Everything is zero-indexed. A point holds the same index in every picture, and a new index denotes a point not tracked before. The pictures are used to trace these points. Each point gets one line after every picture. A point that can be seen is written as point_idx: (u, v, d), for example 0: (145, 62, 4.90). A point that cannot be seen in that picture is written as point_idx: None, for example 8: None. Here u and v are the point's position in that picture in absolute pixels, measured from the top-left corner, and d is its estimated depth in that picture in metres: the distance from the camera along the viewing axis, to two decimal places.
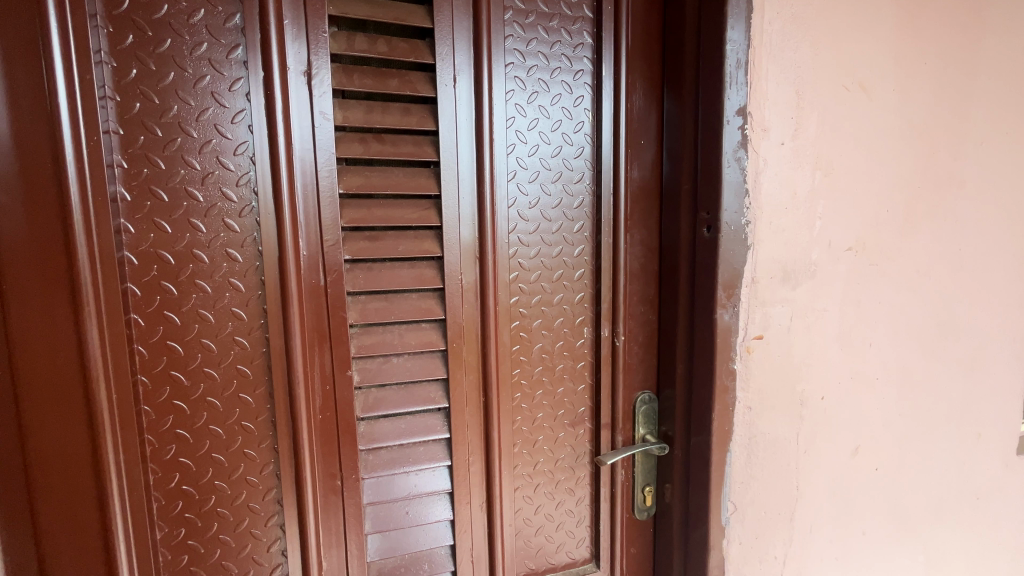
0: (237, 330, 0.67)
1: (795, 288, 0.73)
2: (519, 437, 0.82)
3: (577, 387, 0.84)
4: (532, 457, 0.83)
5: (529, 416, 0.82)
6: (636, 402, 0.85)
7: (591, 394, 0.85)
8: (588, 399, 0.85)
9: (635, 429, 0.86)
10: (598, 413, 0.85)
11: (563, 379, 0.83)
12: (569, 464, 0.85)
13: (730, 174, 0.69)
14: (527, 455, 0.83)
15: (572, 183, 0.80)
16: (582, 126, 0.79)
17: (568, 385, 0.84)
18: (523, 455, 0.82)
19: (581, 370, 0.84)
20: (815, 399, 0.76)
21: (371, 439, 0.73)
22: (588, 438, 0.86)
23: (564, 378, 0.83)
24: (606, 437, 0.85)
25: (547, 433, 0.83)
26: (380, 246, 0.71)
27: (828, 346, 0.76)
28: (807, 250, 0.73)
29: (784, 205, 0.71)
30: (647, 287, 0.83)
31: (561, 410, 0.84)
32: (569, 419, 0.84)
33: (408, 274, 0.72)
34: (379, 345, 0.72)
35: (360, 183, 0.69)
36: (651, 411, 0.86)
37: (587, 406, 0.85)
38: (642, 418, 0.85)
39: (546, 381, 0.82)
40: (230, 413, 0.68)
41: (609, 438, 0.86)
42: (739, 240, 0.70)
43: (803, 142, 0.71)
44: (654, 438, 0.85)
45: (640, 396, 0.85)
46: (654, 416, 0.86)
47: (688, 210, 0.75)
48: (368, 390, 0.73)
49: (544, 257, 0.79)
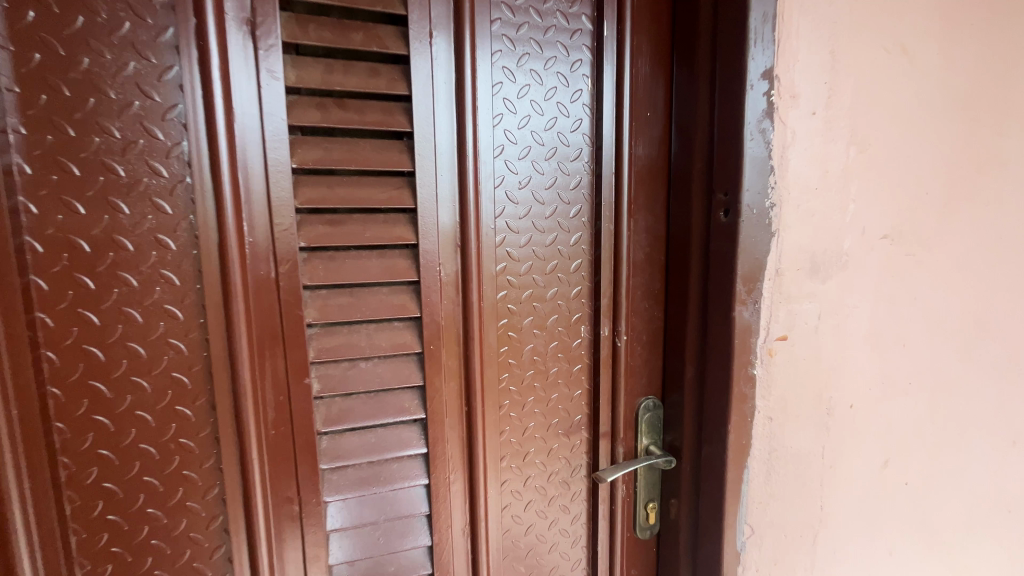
0: (170, 331, 0.56)
1: (824, 282, 0.64)
2: (508, 450, 0.72)
3: (573, 392, 0.75)
4: (521, 472, 0.73)
5: (519, 426, 0.72)
6: (638, 409, 0.76)
7: (588, 399, 0.76)
8: (585, 405, 0.76)
9: (638, 439, 0.76)
10: (596, 422, 0.75)
11: (557, 384, 0.74)
12: (563, 478, 0.76)
13: (752, 149, 0.59)
14: (516, 470, 0.73)
15: (568, 162, 0.70)
16: (580, 95, 0.69)
17: (562, 390, 0.74)
18: (512, 471, 0.73)
19: (578, 373, 0.74)
20: (843, 407, 0.67)
21: (334, 458, 0.63)
22: (585, 449, 0.77)
23: (558, 382, 0.74)
24: (605, 448, 0.76)
25: (539, 445, 0.74)
26: (344, 231, 0.60)
27: (859, 347, 0.67)
28: (838, 239, 0.63)
29: (813, 186, 0.62)
30: (653, 281, 0.73)
31: (555, 419, 0.74)
32: (564, 429, 0.75)
33: (377, 265, 0.62)
34: (343, 348, 0.61)
35: (319, 157, 0.58)
36: (655, 419, 0.76)
37: (584, 413, 0.76)
38: (645, 427, 0.76)
39: (538, 386, 0.73)
40: (164, 430, 0.58)
41: (609, 449, 0.76)
42: (761, 226, 0.60)
43: (836, 113, 0.61)
44: (660, 449, 0.76)
45: (643, 403, 0.76)
46: (658, 424, 0.76)
47: (700, 192, 0.66)
48: (330, 400, 0.63)
49: (536, 246, 0.69)
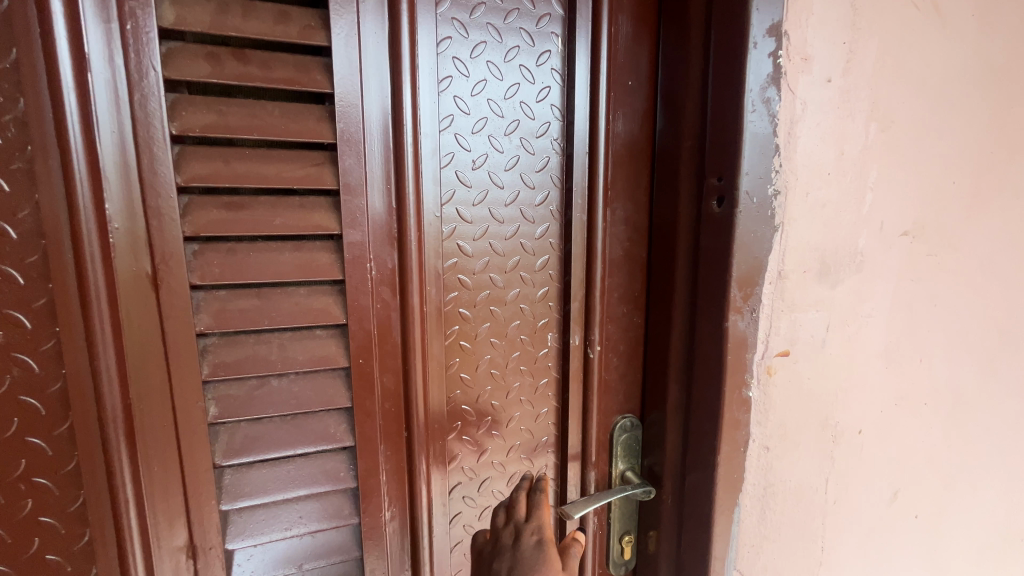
0: (13, 344, 0.43)
1: (834, 287, 0.53)
2: (459, 480, 0.61)
3: (538, 410, 0.64)
4: (475, 503, 0.63)
5: (472, 450, 0.61)
6: (613, 430, 0.65)
7: (555, 419, 0.65)
8: (552, 425, 0.65)
9: (612, 463, 0.66)
10: (564, 445, 0.65)
11: (518, 402, 0.63)
12: None
13: (753, 124, 0.48)
14: (469, 502, 0.62)
15: (533, 138, 0.58)
16: (548, 58, 0.57)
17: (525, 409, 0.63)
18: (465, 503, 0.62)
19: (544, 389, 0.64)
20: (850, 434, 0.58)
21: (238, 497, 0.51)
22: (552, 475, 0.66)
23: (520, 400, 0.63)
24: (575, 474, 0.65)
25: (497, 472, 0.63)
26: (245, 217, 0.48)
27: (870, 364, 0.57)
28: (853, 236, 0.53)
29: (826, 171, 0.51)
30: (632, 281, 0.62)
31: (517, 441, 0.64)
32: (527, 452, 0.64)
33: (290, 260, 0.50)
34: (248, 363, 0.49)
35: (211, 122, 0.46)
36: (632, 441, 0.66)
37: (550, 435, 0.65)
38: (620, 450, 0.66)
39: (496, 405, 0.62)
40: (11, 469, 0.44)
41: (579, 476, 0.66)
42: (762, 219, 0.49)
43: (856, 81, 0.50)
44: (637, 476, 0.66)
45: (619, 423, 0.65)
46: (636, 446, 0.66)
47: (690, 177, 0.55)
48: (233, 425, 0.51)
49: (493, 239, 0.58)
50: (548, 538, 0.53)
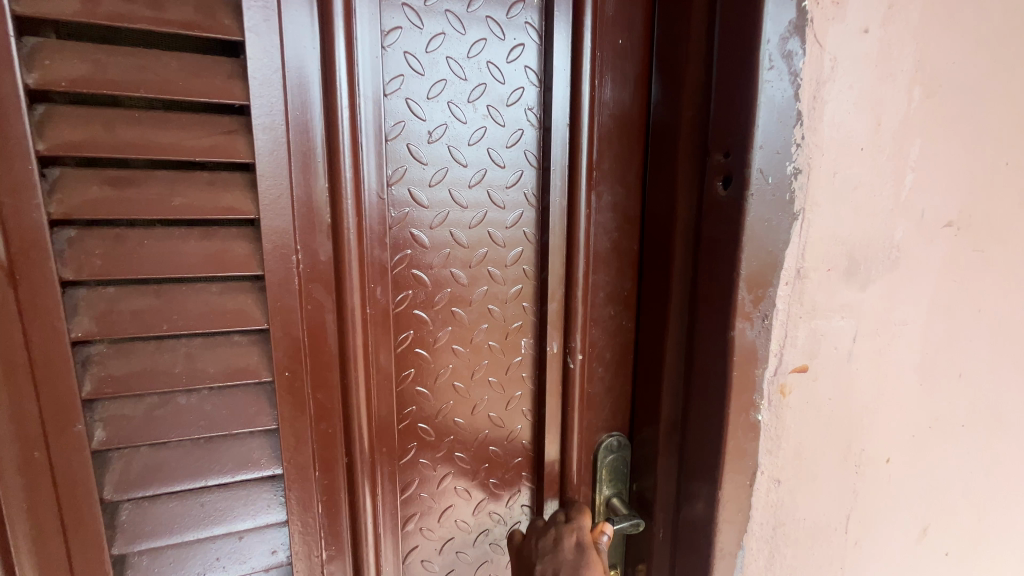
0: None
1: (864, 289, 0.44)
2: (416, 510, 0.52)
3: (510, 428, 0.55)
4: (435, 536, 0.54)
5: (430, 476, 0.52)
6: (597, 451, 0.56)
7: (531, 437, 0.56)
8: (526, 445, 0.56)
9: (596, 489, 0.57)
10: (540, 469, 0.56)
11: (486, 419, 0.54)
12: (494, 540, 0.57)
13: (770, 85, 0.38)
14: (428, 534, 0.53)
15: (503, 107, 0.48)
16: (522, 7, 0.47)
17: (494, 427, 0.54)
18: (423, 536, 0.53)
19: (517, 404, 0.54)
20: (875, 463, 0.49)
21: (136, 538, 0.42)
22: (525, 501, 0.57)
23: (488, 416, 0.54)
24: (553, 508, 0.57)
25: (461, 499, 0.54)
26: (133, 196, 0.38)
27: (900, 382, 0.49)
28: (887, 228, 0.44)
29: (859, 146, 0.41)
30: (620, 279, 0.53)
31: (484, 463, 0.54)
32: (496, 475, 0.55)
33: (195, 251, 0.40)
34: (143, 377, 0.40)
35: (83, 74, 0.36)
36: (620, 463, 0.57)
37: (524, 455, 0.56)
38: (606, 474, 0.57)
39: (460, 421, 0.52)
40: None
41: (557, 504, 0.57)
42: (778, 204, 0.40)
43: (897, 35, 0.41)
44: (624, 503, 0.57)
45: (605, 442, 0.56)
46: (623, 470, 0.57)
47: (690, 154, 0.45)
48: (131, 451, 0.42)
49: (454, 227, 0.48)
50: (588, 541, 0.50)
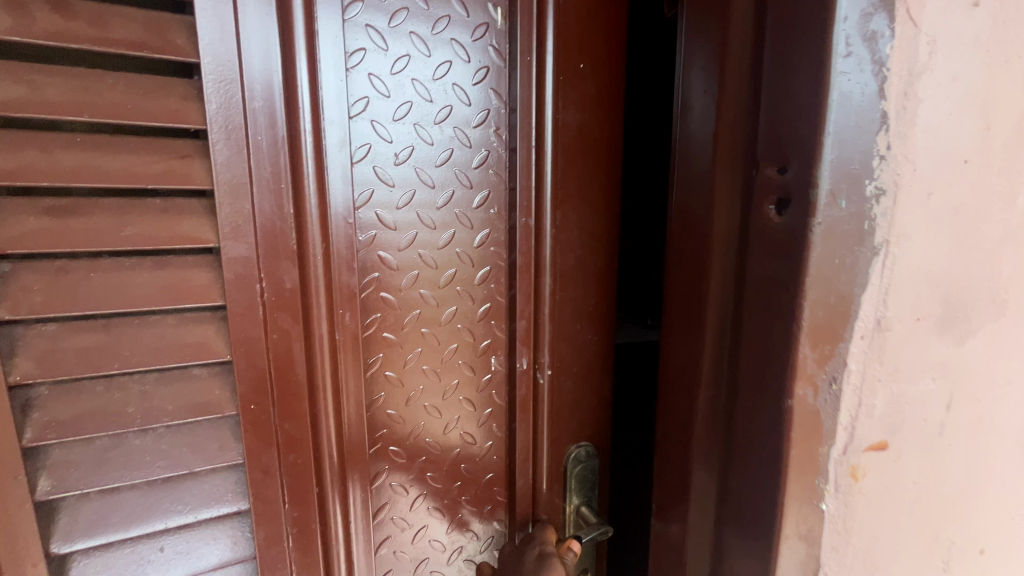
0: None
1: (960, 343, 0.34)
2: (389, 532, 0.46)
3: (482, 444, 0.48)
4: (408, 558, 0.47)
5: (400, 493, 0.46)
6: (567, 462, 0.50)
7: (502, 450, 0.49)
8: (500, 458, 0.49)
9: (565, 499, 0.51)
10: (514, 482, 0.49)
11: (460, 436, 0.47)
12: (469, 556, 0.50)
13: (845, 78, 0.29)
14: (399, 555, 0.47)
15: (469, 129, 0.42)
16: (485, 31, 0.41)
17: (466, 444, 0.47)
18: (394, 559, 0.47)
19: (489, 421, 0.48)
20: (968, 556, 0.39)
21: None
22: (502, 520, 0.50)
23: (461, 434, 0.47)
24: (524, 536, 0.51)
25: (435, 519, 0.48)
26: (78, 226, 0.33)
27: (1002, 455, 0.38)
28: (993, 262, 0.34)
29: (960, 159, 0.31)
30: (586, 294, 0.47)
31: (459, 481, 0.48)
32: (473, 500, 0.49)
33: (151, 278, 0.36)
34: (92, 418, 0.35)
35: (18, 97, 0.30)
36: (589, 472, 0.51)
37: (496, 470, 0.49)
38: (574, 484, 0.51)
39: (429, 438, 0.46)
40: None
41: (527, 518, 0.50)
42: (852, 238, 0.30)
43: (1011, 11, 0.31)
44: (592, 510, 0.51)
45: (574, 453, 0.50)
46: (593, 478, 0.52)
47: (735, 169, 0.35)
48: (80, 500, 0.37)
49: (422, 248, 0.42)
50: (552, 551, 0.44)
